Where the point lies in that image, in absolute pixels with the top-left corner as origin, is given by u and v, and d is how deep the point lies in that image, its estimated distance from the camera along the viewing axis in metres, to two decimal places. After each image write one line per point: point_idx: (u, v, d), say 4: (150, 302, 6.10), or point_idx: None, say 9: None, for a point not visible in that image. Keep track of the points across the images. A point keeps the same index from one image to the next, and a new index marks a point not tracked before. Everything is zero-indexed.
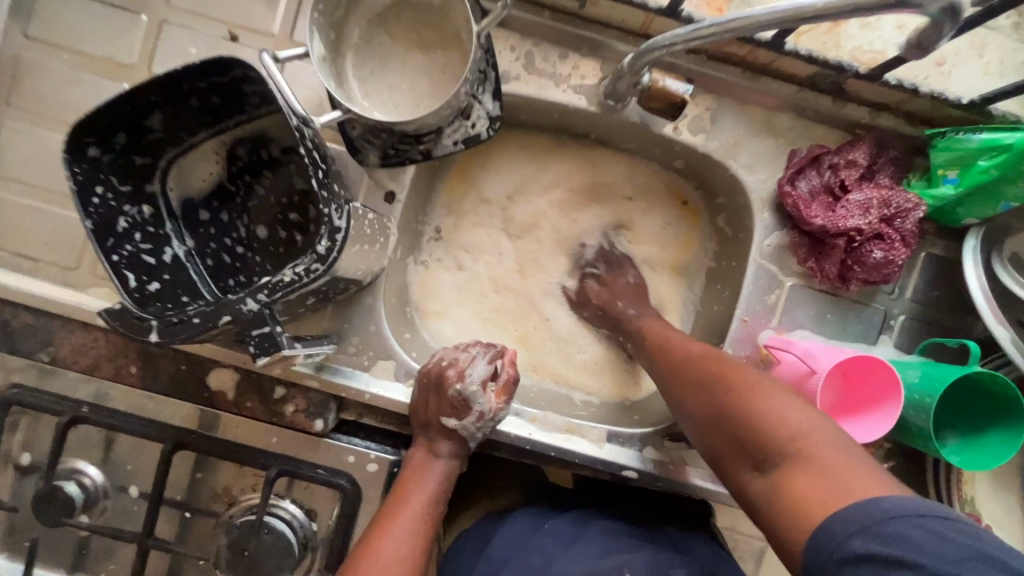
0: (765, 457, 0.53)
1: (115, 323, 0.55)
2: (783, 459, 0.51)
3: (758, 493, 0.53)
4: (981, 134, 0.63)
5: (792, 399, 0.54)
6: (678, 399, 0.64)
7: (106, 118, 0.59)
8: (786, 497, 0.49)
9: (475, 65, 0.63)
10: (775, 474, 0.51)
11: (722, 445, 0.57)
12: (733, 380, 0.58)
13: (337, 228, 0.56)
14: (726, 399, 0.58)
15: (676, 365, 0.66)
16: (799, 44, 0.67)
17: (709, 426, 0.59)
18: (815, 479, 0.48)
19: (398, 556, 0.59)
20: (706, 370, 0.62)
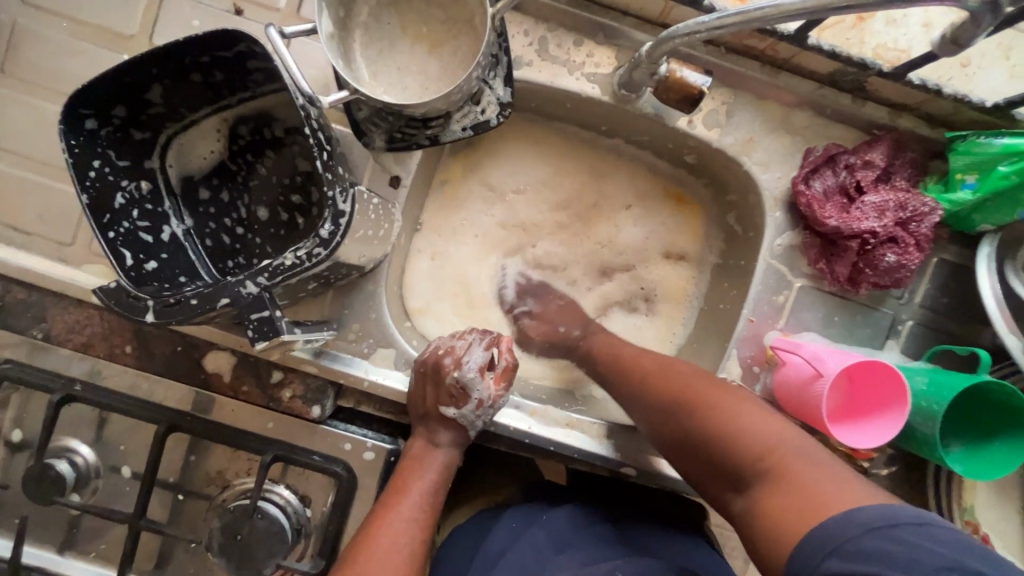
0: (741, 477, 0.52)
1: (111, 302, 0.54)
2: (759, 476, 0.50)
3: (739, 512, 0.52)
4: (1003, 138, 0.62)
5: (755, 410, 0.54)
6: (641, 417, 0.64)
7: (106, 91, 0.57)
8: (763, 516, 0.48)
9: (487, 49, 0.62)
10: (752, 493, 0.50)
11: (697, 465, 0.57)
12: (696, 397, 0.58)
13: (341, 212, 0.55)
14: (693, 416, 0.57)
15: (635, 380, 0.66)
16: (821, 38, 0.65)
17: (681, 446, 0.58)
18: (790, 495, 0.47)
19: (395, 549, 0.58)
20: (666, 388, 0.61)
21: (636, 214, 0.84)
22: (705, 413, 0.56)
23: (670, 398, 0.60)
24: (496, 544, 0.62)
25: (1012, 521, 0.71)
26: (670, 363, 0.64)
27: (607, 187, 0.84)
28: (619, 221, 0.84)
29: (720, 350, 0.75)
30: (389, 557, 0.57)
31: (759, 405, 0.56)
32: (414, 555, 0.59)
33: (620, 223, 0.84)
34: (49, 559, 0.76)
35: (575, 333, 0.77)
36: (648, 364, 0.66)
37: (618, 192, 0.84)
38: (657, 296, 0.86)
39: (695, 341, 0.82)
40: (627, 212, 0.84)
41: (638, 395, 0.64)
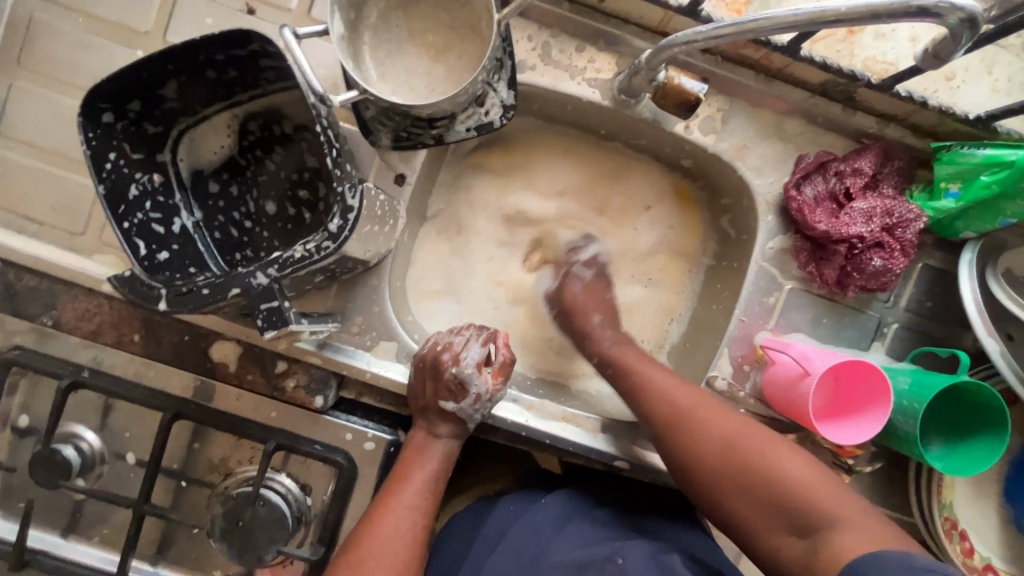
0: (801, 521, 0.55)
1: (125, 289, 0.56)
2: (823, 522, 0.53)
3: (791, 557, 0.55)
4: (984, 149, 0.64)
5: (813, 464, 0.58)
6: (683, 452, 0.63)
7: (124, 86, 0.59)
8: (832, 559, 0.51)
9: (493, 53, 0.64)
10: (817, 538, 0.53)
11: (746, 510, 0.58)
12: (758, 442, 0.60)
13: (349, 207, 0.57)
14: (753, 459, 0.59)
15: (662, 420, 0.66)
16: (813, 49, 0.68)
17: (732, 485, 0.59)
18: (862, 541, 0.51)
19: (398, 534, 0.60)
20: (720, 426, 0.62)
21: (661, 212, 0.86)
22: (763, 458, 0.58)
23: (717, 442, 0.61)
24: (493, 530, 0.65)
25: (990, 518, 0.74)
26: (702, 401, 0.65)
27: (632, 185, 0.86)
28: (642, 220, 0.86)
29: (713, 349, 0.77)
30: (392, 540, 0.59)
31: (799, 450, 0.59)
32: (415, 540, 0.61)
33: (641, 225, 0.86)
34: (52, 542, 0.77)
35: (607, 335, 0.76)
36: (680, 401, 0.65)
37: (643, 189, 0.86)
38: (652, 296, 0.87)
39: (688, 340, 0.85)
40: (650, 211, 0.86)
41: (673, 436, 0.64)
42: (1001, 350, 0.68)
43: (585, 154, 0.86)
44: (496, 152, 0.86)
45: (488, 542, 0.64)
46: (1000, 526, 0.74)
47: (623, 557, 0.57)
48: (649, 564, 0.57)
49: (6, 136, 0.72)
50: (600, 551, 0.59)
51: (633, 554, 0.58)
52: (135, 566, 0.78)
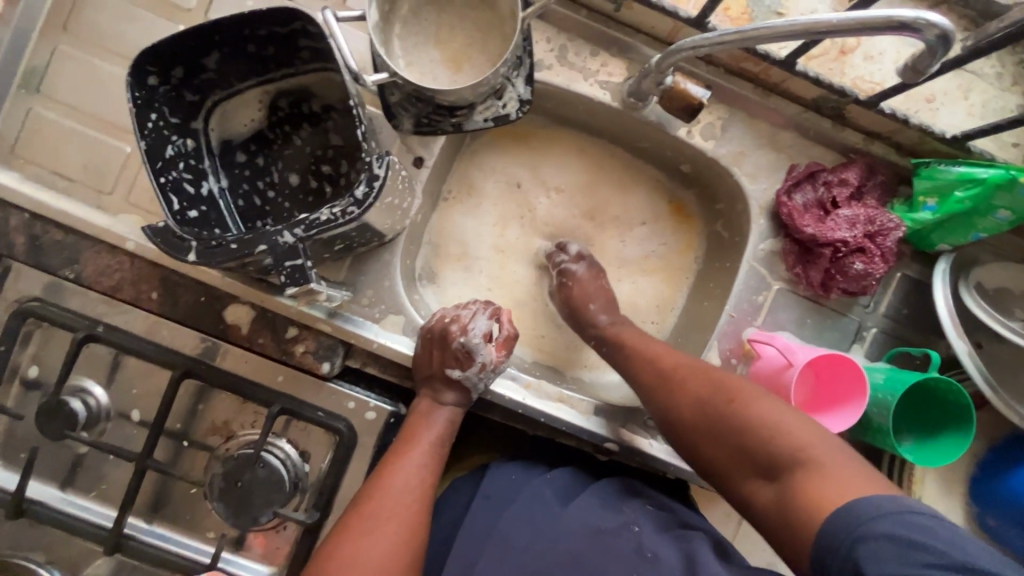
0: (772, 467, 0.58)
1: (157, 239, 0.59)
2: (791, 468, 0.57)
3: (765, 501, 0.58)
4: (959, 167, 0.69)
5: (784, 408, 0.60)
6: (667, 413, 0.68)
7: (170, 52, 0.63)
8: (797, 502, 0.55)
9: (515, 49, 0.69)
10: (784, 482, 0.57)
11: (724, 460, 0.62)
12: (730, 397, 0.63)
13: (376, 176, 0.61)
14: (723, 412, 0.63)
15: (650, 383, 0.71)
16: (809, 66, 0.73)
17: (709, 439, 0.64)
18: (828, 482, 0.53)
19: (408, 490, 0.63)
20: (700, 386, 0.66)
21: (656, 230, 0.92)
22: (733, 409, 0.62)
23: (695, 399, 0.66)
24: (494, 491, 0.71)
25: (956, 517, 0.78)
26: (685, 365, 0.69)
27: (639, 199, 0.92)
28: (634, 234, 0.92)
29: (702, 342, 0.82)
30: (403, 492, 0.63)
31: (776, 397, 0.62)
32: (424, 495, 0.64)
33: (630, 239, 0.91)
34: (51, 495, 0.79)
35: (602, 318, 0.80)
36: (667, 365, 0.70)
37: (645, 205, 0.91)
38: (648, 291, 0.92)
39: (679, 336, 0.89)
40: (656, 225, 0.91)
41: (660, 397, 0.69)
42: (969, 351, 0.73)
43: (610, 159, 0.91)
44: (507, 146, 0.90)
45: (489, 501, 0.70)
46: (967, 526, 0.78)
47: (638, 526, 0.64)
48: (662, 537, 0.63)
49: (46, 96, 0.75)
50: (614, 517, 0.65)
51: (647, 526, 0.64)
52: (131, 523, 0.79)
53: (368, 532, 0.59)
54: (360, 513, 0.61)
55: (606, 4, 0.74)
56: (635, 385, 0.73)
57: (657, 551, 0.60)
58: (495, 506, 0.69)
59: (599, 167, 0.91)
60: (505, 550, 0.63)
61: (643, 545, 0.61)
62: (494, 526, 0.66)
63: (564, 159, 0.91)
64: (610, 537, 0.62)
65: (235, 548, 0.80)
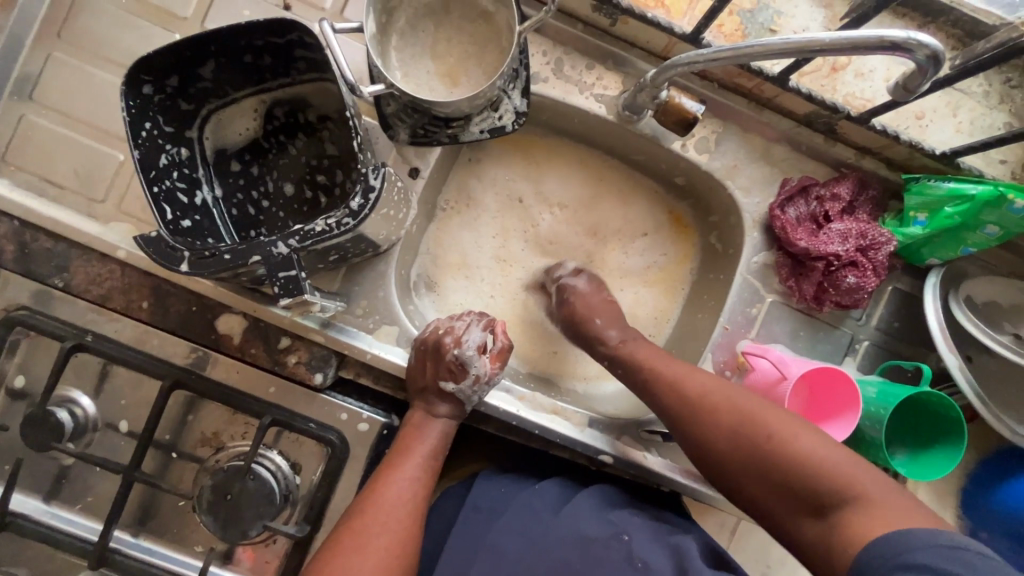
0: (814, 501, 0.58)
1: (149, 249, 0.58)
2: (834, 502, 0.57)
3: (812, 537, 0.58)
4: (948, 183, 0.70)
5: (822, 439, 0.60)
6: (701, 443, 0.67)
7: (165, 62, 0.63)
8: (844, 540, 0.55)
9: (511, 63, 0.70)
10: (833, 518, 0.57)
11: (762, 491, 0.62)
12: (768, 430, 0.62)
13: (371, 187, 0.60)
14: (763, 445, 0.62)
15: (674, 408, 0.70)
16: (801, 82, 0.74)
17: (750, 472, 0.63)
18: (881, 519, 0.54)
19: (401, 502, 0.63)
20: (735, 416, 0.65)
21: (657, 240, 0.92)
22: (773, 442, 0.61)
23: (727, 428, 0.65)
24: (486, 501, 0.71)
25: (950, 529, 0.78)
26: (713, 392, 0.68)
27: (637, 212, 0.92)
28: (632, 246, 0.92)
29: (697, 353, 0.82)
30: (394, 506, 0.62)
31: (809, 425, 0.62)
32: (416, 508, 0.64)
33: (630, 250, 0.92)
34: (35, 507, 0.77)
35: (612, 335, 0.80)
36: (694, 391, 0.69)
37: (644, 217, 0.92)
38: (643, 303, 0.92)
39: (673, 348, 0.89)
40: (652, 238, 0.92)
41: (688, 425, 0.68)
42: (959, 365, 0.74)
43: (605, 171, 0.91)
44: (502, 157, 0.90)
45: (481, 510, 0.70)
46: None
47: (628, 533, 0.62)
48: (654, 544, 0.62)
49: (39, 103, 0.75)
50: (604, 526, 0.64)
51: (637, 534, 0.63)
52: (117, 536, 0.78)
53: (360, 547, 0.59)
54: (353, 527, 0.60)
55: (602, 19, 0.75)
56: (659, 410, 0.72)
57: (649, 560, 0.59)
58: (487, 517, 0.69)
59: (601, 180, 0.91)
60: (498, 561, 0.63)
61: (634, 554, 0.60)
62: (485, 537, 0.66)
63: (565, 171, 0.91)
64: (599, 548, 0.61)
65: (223, 562, 0.78)
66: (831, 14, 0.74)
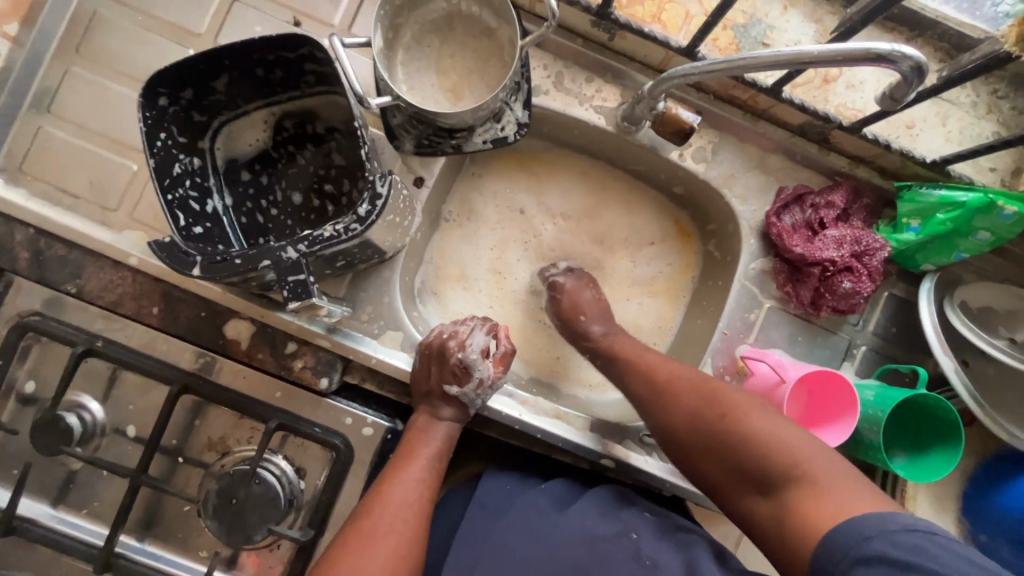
0: (766, 483, 0.59)
1: (163, 254, 0.60)
2: (785, 482, 0.57)
3: (762, 517, 0.59)
4: (940, 190, 0.72)
5: (778, 420, 0.61)
6: (663, 424, 0.69)
7: (180, 75, 0.65)
8: (789, 519, 0.56)
9: (513, 76, 0.72)
10: (780, 499, 0.57)
11: (720, 474, 0.63)
12: (725, 412, 0.64)
13: (378, 194, 0.62)
14: (717, 425, 0.63)
15: (645, 395, 0.71)
16: (794, 94, 0.76)
17: (705, 453, 0.64)
18: (822, 500, 0.54)
19: (407, 502, 0.63)
20: (695, 397, 0.67)
21: (657, 249, 0.93)
22: (727, 423, 0.63)
23: (688, 413, 0.66)
24: (489, 500, 0.72)
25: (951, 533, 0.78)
26: (679, 377, 0.70)
27: (636, 220, 0.93)
28: (634, 254, 0.93)
29: (696, 358, 0.83)
30: (399, 506, 0.63)
31: (771, 408, 0.63)
32: (422, 509, 0.64)
33: (631, 258, 0.93)
34: (42, 512, 0.78)
35: (595, 329, 0.82)
36: (662, 376, 0.71)
37: (643, 226, 0.93)
38: (643, 309, 0.93)
39: (674, 354, 0.90)
40: (650, 246, 0.93)
41: (654, 410, 0.70)
42: (954, 367, 0.75)
43: (604, 180, 0.93)
44: (504, 166, 0.92)
45: (484, 510, 0.71)
46: None
47: (637, 532, 0.64)
48: (661, 543, 0.62)
49: (56, 115, 0.77)
50: (611, 525, 0.65)
51: (646, 533, 0.64)
52: (122, 542, 0.78)
53: (367, 546, 0.59)
54: (359, 527, 0.60)
55: (601, 34, 0.77)
56: (630, 395, 0.74)
57: (656, 558, 0.60)
58: (491, 515, 0.70)
59: (603, 190, 0.93)
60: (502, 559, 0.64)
61: (641, 552, 0.61)
62: (489, 536, 0.67)
63: (566, 181, 0.93)
64: (607, 546, 0.62)
65: (227, 567, 0.79)
66: (822, 28, 0.76)
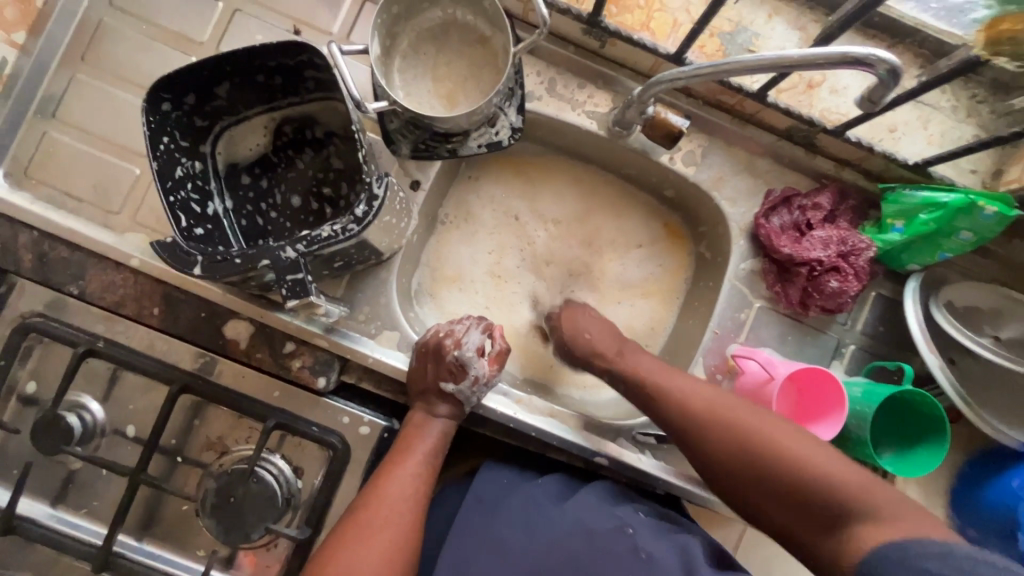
0: (830, 516, 0.60)
1: (165, 253, 0.62)
2: (849, 514, 0.58)
3: (826, 551, 0.60)
4: (922, 192, 0.74)
5: (830, 453, 0.63)
6: (714, 459, 0.68)
7: (183, 82, 0.67)
8: (859, 554, 0.56)
9: (506, 82, 0.74)
10: (846, 532, 0.58)
11: (766, 496, 0.64)
12: (778, 446, 0.64)
13: (375, 196, 0.64)
14: (772, 460, 0.64)
15: (680, 416, 0.72)
16: (779, 98, 0.78)
17: (763, 489, 0.64)
18: (889, 529, 0.56)
19: (404, 497, 0.65)
20: (745, 432, 0.67)
21: (649, 252, 0.95)
22: (784, 458, 0.63)
23: (731, 435, 0.67)
24: (486, 493, 0.72)
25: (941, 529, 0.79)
26: (724, 411, 0.69)
27: (629, 223, 0.95)
28: (628, 256, 0.95)
29: (688, 358, 0.85)
30: (396, 502, 0.64)
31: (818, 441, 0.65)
32: (418, 504, 0.66)
33: (624, 261, 0.95)
34: (40, 511, 0.79)
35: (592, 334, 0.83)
36: (705, 409, 0.70)
37: (636, 229, 0.95)
38: (637, 310, 0.94)
39: (667, 354, 0.91)
40: (640, 249, 0.95)
41: (693, 432, 0.70)
42: (939, 364, 0.76)
43: (597, 185, 0.95)
44: (499, 171, 0.94)
45: (480, 502, 0.71)
46: None
47: (633, 527, 0.65)
48: (657, 539, 0.64)
49: (62, 121, 0.79)
50: (608, 518, 0.66)
51: (641, 527, 0.65)
52: (121, 541, 0.79)
53: (365, 538, 0.61)
54: (357, 521, 0.62)
55: (592, 41, 0.80)
56: (669, 429, 0.73)
57: (651, 551, 0.62)
58: (486, 508, 0.70)
59: (596, 194, 0.95)
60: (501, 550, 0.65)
61: (637, 546, 0.62)
62: (488, 529, 0.68)
63: (560, 185, 0.95)
64: (604, 542, 0.63)
65: (225, 567, 0.79)
66: (806, 35, 0.79)
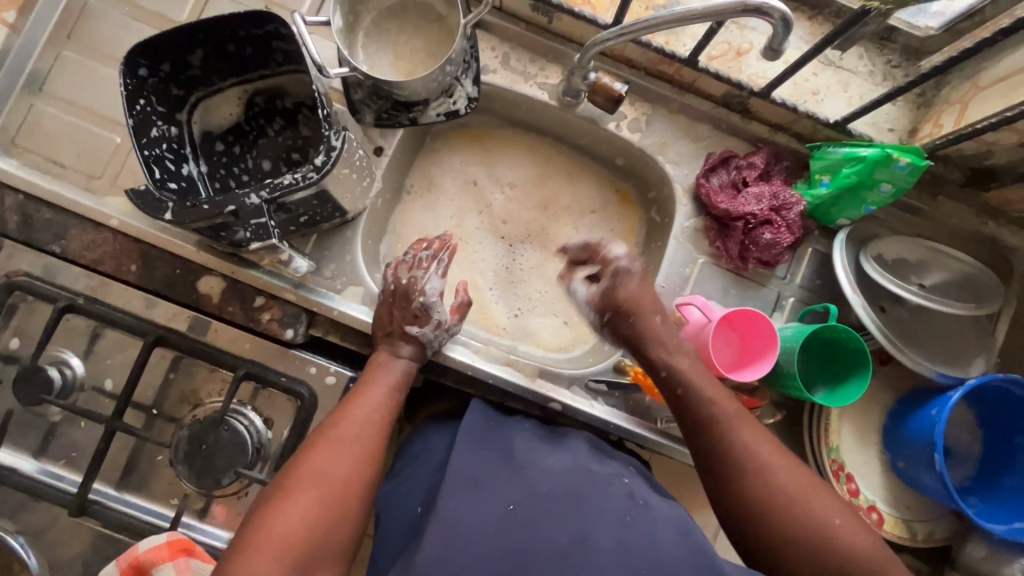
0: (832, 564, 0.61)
1: (138, 200, 0.67)
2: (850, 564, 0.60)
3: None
4: (844, 148, 0.80)
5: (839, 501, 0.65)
6: (741, 479, 0.65)
7: (159, 48, 0.73)
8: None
9: (460, 53, 0.81)
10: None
11: (790, 549, 0.62)
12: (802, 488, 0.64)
13: (333, 147, 0.69)
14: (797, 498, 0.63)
15: (730, 461, 0.66)
16: (710, 65, 0.86)
17: (779, 517, 0.63)
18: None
19: (370, 419, 0.70)
20: (780, 467, 0.65)
21: (603, 217, 1.01)
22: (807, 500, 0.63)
23: (775, 493, 0.64)
24: (476, 424, 0.72)
25: (875, 465, 0.84)
26: (764, 440, 0.67)
27: (583, 191, 1.01)
28: (584, 222, 1.01)
29: None
30: (363, 424, 0.69)
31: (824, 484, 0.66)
32: (383, 429, 0.71)
33: (580, 226, 1.00)
34: (23, 462, 0.82)
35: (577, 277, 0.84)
36: (749, 432, 0.67)
37: (589, 196, 1.01)
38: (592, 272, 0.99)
39: None
40: (594, 214, 1.01)
41: (737, 479, 0.65)
42: (863, 304, 0.80)
43: (552, 155, 1.01)
44: (460, 143, 1.01)
45: (470, 433, 0.70)
46: (884, 473, 0.84)
47: (628, 478, 0.68)
48: (652, 492, 0.67)
49: (47, 94, 0.85)
50: (607, 468, 0.69)
51: (635, 481, 0.68)
52: (98, 489, 0.82)
53: (337, 450, 0.66)
54: (328, 434, 0.67)
55: (541, 16, 0.87)
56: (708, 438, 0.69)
57: (647, 498, 0.65)
58: (478, 439, 0.69)
59: (550, 164, 1.01)
60: (490, 476, 0.63)
61: (636, 493, 0.64)
62: (480, 459, 0.66)
63: (515, 156, 1.01)
64: (602, 482, 0.64)
65: (199, 516, 0.82)
66: None
